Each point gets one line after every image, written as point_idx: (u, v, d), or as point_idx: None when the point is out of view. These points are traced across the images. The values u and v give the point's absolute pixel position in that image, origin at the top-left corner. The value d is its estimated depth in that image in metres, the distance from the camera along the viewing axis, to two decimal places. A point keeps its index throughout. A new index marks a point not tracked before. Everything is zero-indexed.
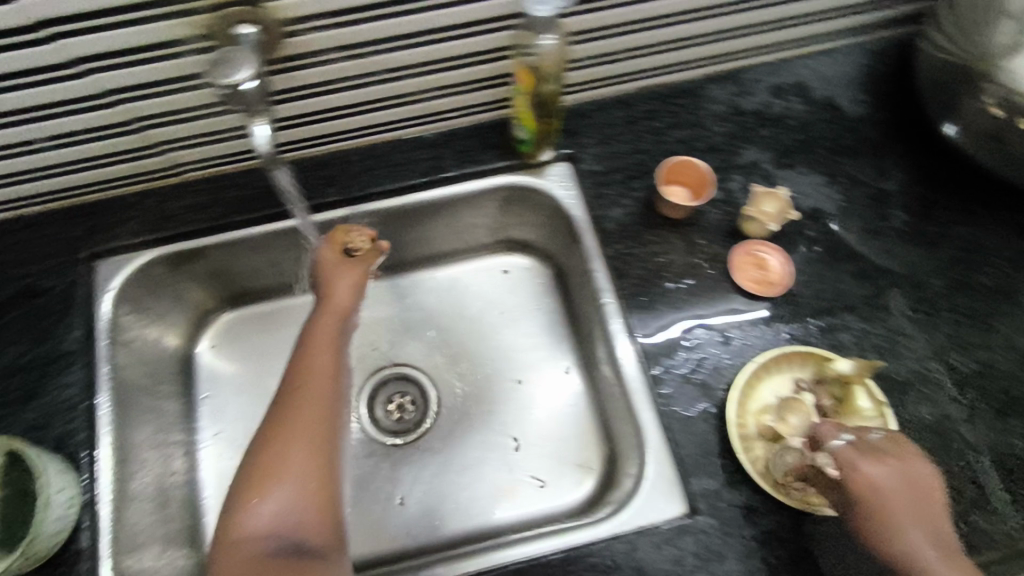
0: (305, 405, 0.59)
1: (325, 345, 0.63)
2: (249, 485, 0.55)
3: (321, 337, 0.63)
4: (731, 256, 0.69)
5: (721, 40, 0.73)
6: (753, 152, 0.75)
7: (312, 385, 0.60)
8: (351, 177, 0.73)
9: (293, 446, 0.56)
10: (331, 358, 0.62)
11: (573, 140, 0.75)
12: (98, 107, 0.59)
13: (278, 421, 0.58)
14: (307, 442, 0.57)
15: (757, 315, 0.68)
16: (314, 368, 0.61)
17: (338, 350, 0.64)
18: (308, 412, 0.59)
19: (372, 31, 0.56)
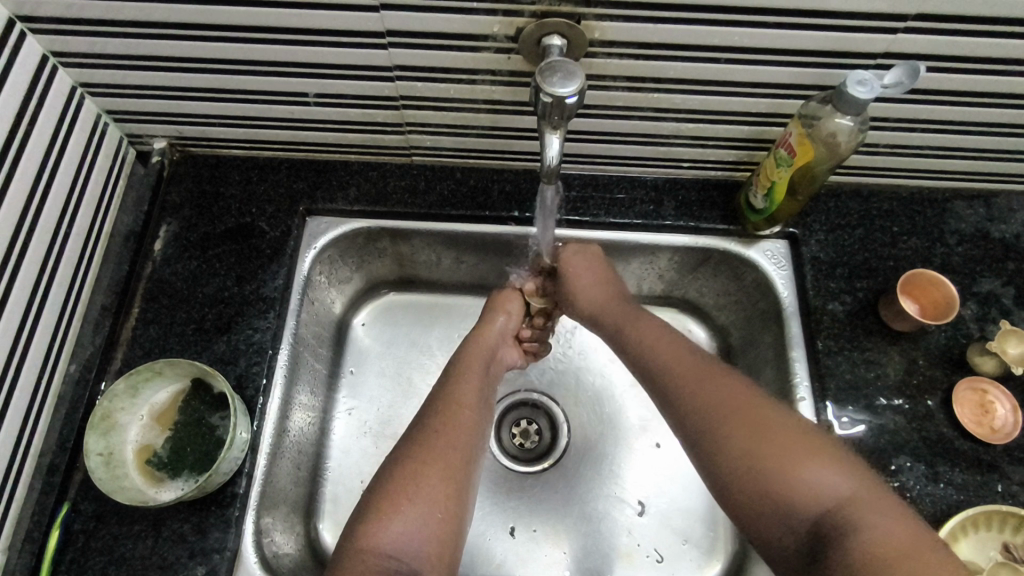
0: (446, 431, 0.60)
1: (473, 379, 0.65)
2: (385, 499, 0.55)
3: (469, 370, 0.66)
4: (955, 386, 0.63)
5: (990, 159, 0.68)
6: (994, 282, 0.69)
7: (460, 416, 0.62)
8: (568, 200, 0.72)
9: (433, 469, 0.57)
10: (474, 391, 0.64)
11: (800, 221, 0.71)
12: (379, 79, 0.61)
13: (421, 442, 0.59)
14: (446, 468, 0.58)
15: (972, 459, 0.61)
16: (461, 401, 0.63)
17: (482, 386, 0.66)
18: (450, 438, 0.60)
19: (666, 69, 0.56)
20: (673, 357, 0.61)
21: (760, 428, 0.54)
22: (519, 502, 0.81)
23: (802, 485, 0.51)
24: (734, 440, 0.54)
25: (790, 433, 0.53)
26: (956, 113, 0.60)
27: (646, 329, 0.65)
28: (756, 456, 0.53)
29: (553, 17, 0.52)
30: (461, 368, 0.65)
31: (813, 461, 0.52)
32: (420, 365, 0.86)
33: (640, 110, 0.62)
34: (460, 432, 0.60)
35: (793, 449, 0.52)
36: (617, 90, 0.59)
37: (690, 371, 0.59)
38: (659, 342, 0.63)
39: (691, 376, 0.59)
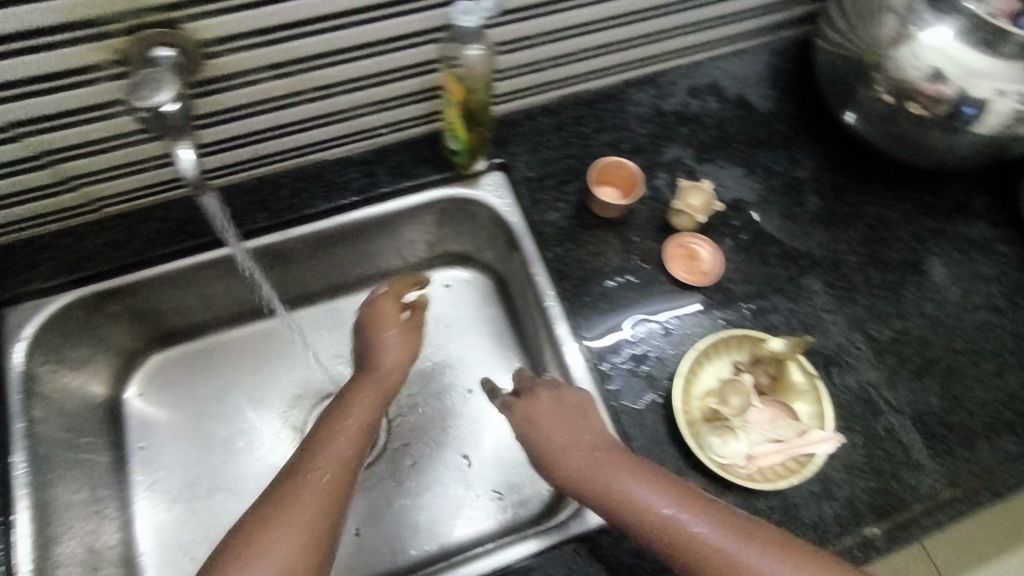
0: (299, 493, 0.51)
1: (358, 420, 0.58)
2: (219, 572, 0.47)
3: (358, 411, 0.59)
4: (664, 248, 0.72)
5: (639, 45, 0.76)
6: (676, 149, 0.78)
7: (337, 470, 0.54)
8: (284, 201, 0.72)
9: (297, 522, 0.50)
10: (357, 427, 0.58)
11: (504, 150, 0.76)
12: (6, 142, 0.56)
13: (278, 498, 0.51)
14: (302, 530, 0.50)
15: (693, 306, 0.70)
16: (351, 442, 0.56)
17: (366, 429, 0.59)
18: (304, 497, 0.51)
19: (298, 48, 0.56)
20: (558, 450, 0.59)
21: (657, 492, 0.55)
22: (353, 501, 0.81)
23: (757, 557, 0.51)
24: (718, 563, 0.51)
25: (768, 538, 0.52)
26: (581, 14, 0.67)
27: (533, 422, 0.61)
28: (744, 560, 0.51)
29: (149, 29, 0.50)
30: (346, 408, 0.59)
31: (780, 555, 0.51)
32: (215, 413, 0.83)
33: (301, 94, 0.62)
34: (336, 481, 0.53)
35: (647, 495, 0.55)
36: (264, 80, 0.59)
37: (587, 437, 0.59)
38: (554, 409, 0.60)
39: (547, 420, 0.60)
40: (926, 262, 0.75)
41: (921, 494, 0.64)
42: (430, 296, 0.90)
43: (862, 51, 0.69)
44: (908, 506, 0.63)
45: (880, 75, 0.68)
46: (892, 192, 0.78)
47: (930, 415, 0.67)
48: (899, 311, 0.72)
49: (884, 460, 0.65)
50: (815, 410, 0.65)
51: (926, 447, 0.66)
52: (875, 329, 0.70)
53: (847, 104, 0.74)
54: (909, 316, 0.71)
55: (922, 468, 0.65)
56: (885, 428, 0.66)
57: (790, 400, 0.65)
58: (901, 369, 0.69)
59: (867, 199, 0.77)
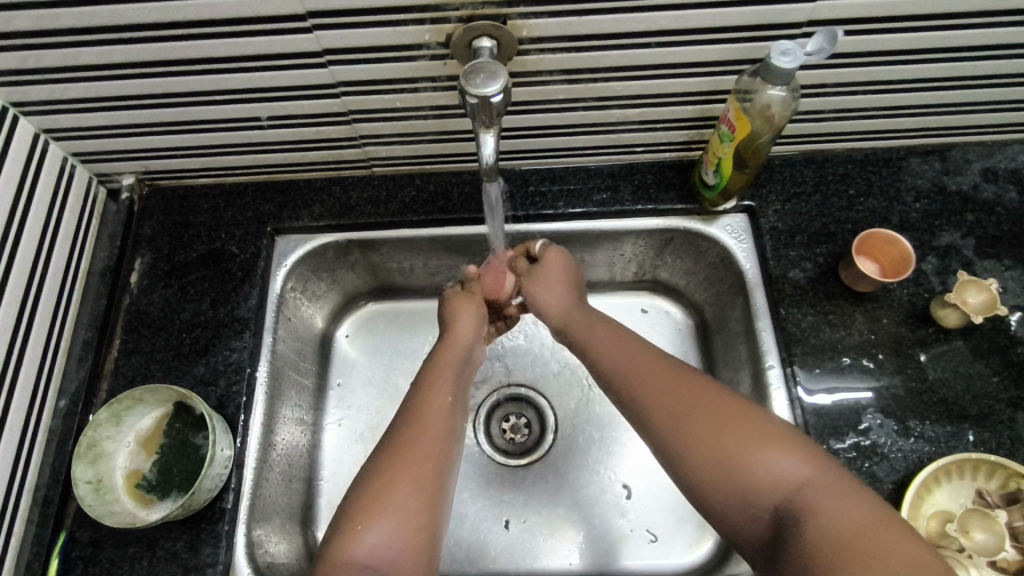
0: (416, 437, 0.60)
1: (448, 380, 0.66)
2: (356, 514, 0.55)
3: (442, 372, 0.67)
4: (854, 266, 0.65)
5: (942, 114, 0.69)
6: (953, 235, 0.69)
7: (433, 413, 0.62)
8: (528, 196, 0.74)
9: (399, 487, 0.57)
10: (449, 389, 0.65)
11: (755, 193, 0.72)
12: (326, 96, 0.63)
13: (403, 435, 0.60)
14: (418, 465, 0.58)
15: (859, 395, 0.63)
16: (431, 413, 0.62)
17: (456, 385, 0.66)
18: (429, 452, 0.60)
19: (601, 58, 0.58)
20: (642, 368, 0.60)
21: (682, 393, 0.56)
22: (513, 495, 0.82)
23: (739, 443, 0.52)
24: (739, 448, 0.52)
25: (758, 425, 0.53)
26: (891, 72, 0.61)
27: (463, 368, 0.68)
28: (775, 465, 0.51)
29: (480, 19, 0.54)
30: (436, 373, 0.66)
31: (750, 438, 0.52)
32: (405, 371, 0.88)
33: (580, 101, 0.64)
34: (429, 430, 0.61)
35: (789, 459, 0.51)
36: (555, 84, 0.61)
37: (630, 360, 0.61)
38: (618, 358, 0.62)
39: (611, 345, 0.64)
40: None
41: None
42: (625, 317, 0.86)
43: None
44: None
45: None
46: None
47: None
48: None
49: None
50: None
51: None
52: None
53: None
54: None
55: None
56: None
57: None
58: None
59: None
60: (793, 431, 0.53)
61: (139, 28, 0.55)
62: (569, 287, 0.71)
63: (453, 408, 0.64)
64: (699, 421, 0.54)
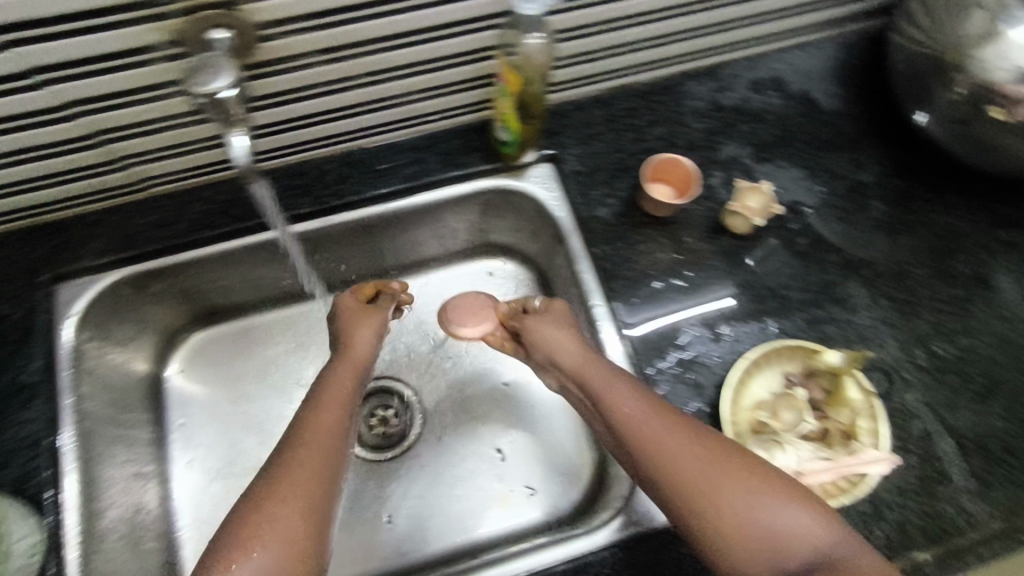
0: (299, 465, 0.51)
1: (339, 400, 0.59)
2: (226, 549, 0.46)
3: (341, 388, 0.60)
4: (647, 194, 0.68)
5: (701, 36, 0.73)
6: (732, 147, 0.74)
7: (324, 438, 0.55)
8: (330, 187, 0.71)
9: (282, 515, 0.48)
10: (338, 412, 0.57)
11: (553, 141, 0.74)
12: (59, 121, 0.56)
13: (283, 463, 0.52)
14: (304, 488, 0.50)
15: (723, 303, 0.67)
16: (322, 435, 0.55)
17: (348, 407, 0.59)
18: (308, 475, 0.51)
19: (355, 32, 0.55)
20: (634, 419, 0.54)
21: (655, 419, 0.53)
22: (391, 487, 0.81)
23: (732, 478, 0.49)
24: (738, 492, 0.48)
25: (735, 458, 0.50)
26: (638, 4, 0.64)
27: (344, 389, 0.61)
28: (754, 506, 0.47)
29: (206, 9, 0.50)
30: (337, 393, 0.59)
31: (752, 486, 0.48)
32: (252, 392, 0.83)
33: (353, 79, 0.61)
34: (320, 478, 0.51)
35: (787, 507, 0.47)
36: (318, 66, 0.58)
37: (642, 409, 0.54)
38: (618, 405, 0.55)
39: (604, 385, 0.57)
40: (997, 278, 0.70)
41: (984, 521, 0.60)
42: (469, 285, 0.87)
43: (945, 50, 0.64)
44: (966, 533, 0.60)
45: (961, 75, 0.63)
46: (963, 200, 0.73)
47: (993, 440, 0.63)
48: (965, 328, 0.67)
49: (941, 485, 0.61)
50: (874, 427, 0.61)
51: (990, 474, 0.62)
52: (938, 345, 0.66)
53: (919, 105, 0.70)
54: (975, 333, 0.67)
55: (981, 494, 0.61)
56: (949, 451, 0.62)
57: (845, 416, 0.61)
58: (963, 390, 0.65)
59: (935, 207, 0.73)
60: (778, 471, 0.51)
61: None
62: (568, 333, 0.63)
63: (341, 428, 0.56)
64: (681, 461, 0.50)
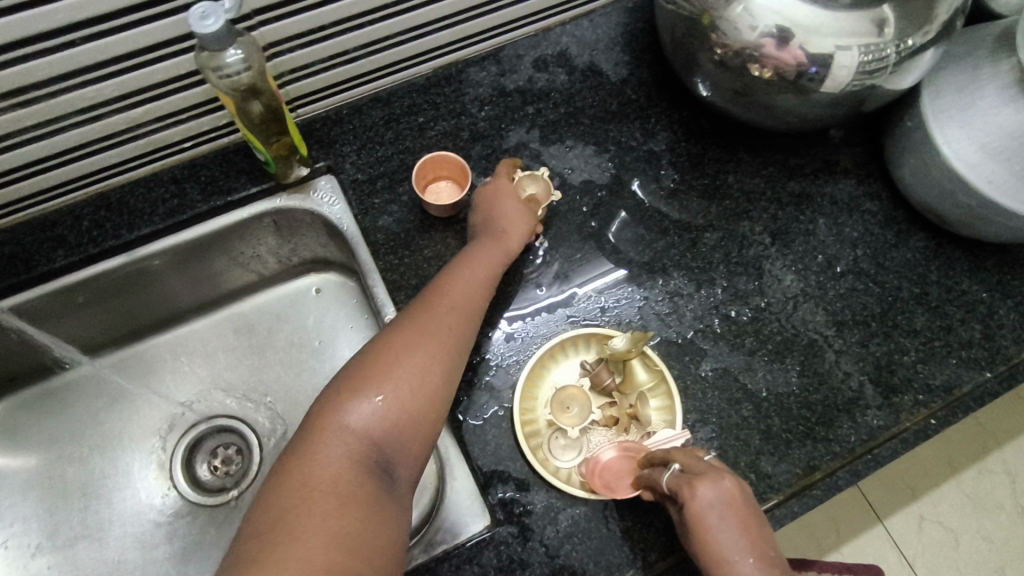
0: (404, 333, 0.53)
1: (483, 274, 0.60)
2: (358, 382, 0.49)
3: (473, 274, 0.59)
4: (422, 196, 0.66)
5: (467, 20, 0.70)
6: (520, 132, 0.71)
7: (434, 320, 0.54)
8: (88, 233, 0.65)
9: (407, 361, 0.51)
10: (486, 279, 0.60)
11: (330, 151, 0.70)
12: None
13: (415, 321, 0.54)
14: (433, 339, 0.53)
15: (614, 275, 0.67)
16: (461, 306, 0.56)
17: (493, 277, 0.60)
18: (442, 334, 0.54)
19: (30, 72, 0.51)
20: (715, 531, 0.46)
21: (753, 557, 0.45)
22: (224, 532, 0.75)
23: None
24: None
25: None
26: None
27: (472, 269, 0.60)
28: None
29: None
30: (468, 262, 0.60)
31: None
32: (68, 456, 0.76)
33: (56, 121, 0.56)
34: (433, 340, 0.53)
35: None
36: (8, 111, 0.53)
37: (717, 511, 0.47)
38: (468, 292, 0.58)
39: (740, 507, 0.47)
40: (791, 232, 0.70)
41: (784, 481, 0.61)
42: (297, 303, 0.84)
43: (697, 14, 0.62)
44: (766, 496, 0.60)
45: (716, 37, 0.61)
46: (755, 158, 0.73)
47: (789, 397, 0.63)
48: (759, 288, 0.67)
49: (742, 452, 0.61)
50: (666, 405, 0.61)
51: (790, 432, 0.62)
52: (733, 309, 0.66)
53: (695, 75, 0.67)
54: (769, 291, 0.67)
55: (781, 454, 0.61)
56: (747, 416, 0.62)
57: (634, 399, 0.61)
58: (759, 352, 0.65)
59: (727, 168, 0.72)
60: None
61: None
62: (502, 258, 0.62)
63: (469, 308, 0.57)
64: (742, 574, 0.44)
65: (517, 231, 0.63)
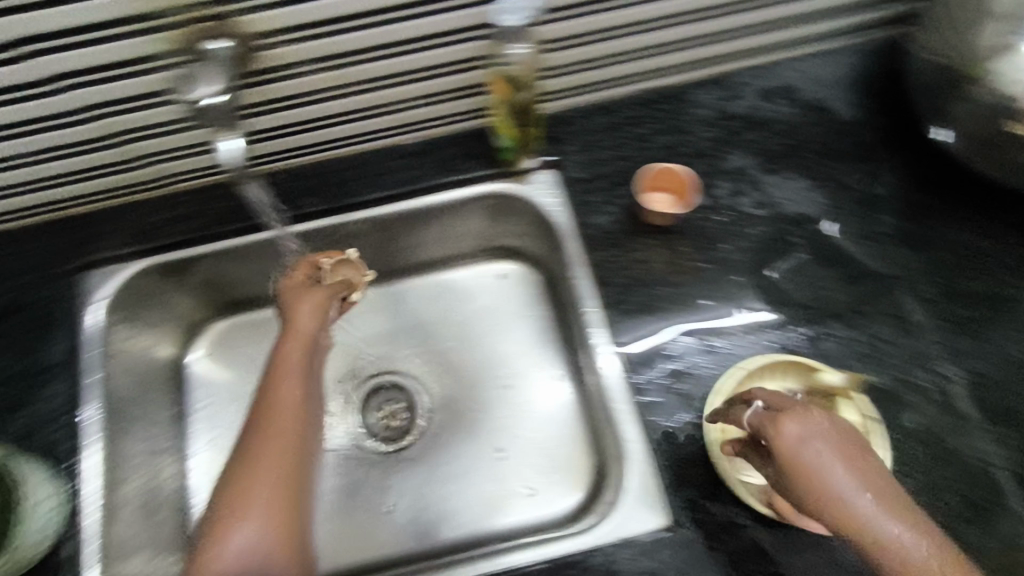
0: (261, 456, 0.59)
1: (294, 374, 0.63)
2: (223, 511, 0.57)
3: (285, 366, 0.64)
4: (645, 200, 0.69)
5: (707, 44, 0.72)
6: (739, 157, 0.73)
7: (275, 426, 0.60)
8: (337, 187, 0.74)
9: (258, 481, 0.58)
10: (297, 382, 0.63)
11: (555, 148, 0.75)
12: (79, 123, 0.62)
13: (249, 449, 0.59)
14: (274, 462, 0.59)
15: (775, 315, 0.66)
16: (278, 411, 0.61)
17: (307, 376, 0.65)
18: (279, 447, 0.60)
19: (346, 42, 0.59)
20: (832, 457, 0.45)
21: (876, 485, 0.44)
22: (389, 482, 0.84)
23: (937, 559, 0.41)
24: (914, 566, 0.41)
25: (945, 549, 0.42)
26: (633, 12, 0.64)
27: (283, 373, 0.63)
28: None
29: (198, 23, 0.54)
30: (276, 370, 0.64)
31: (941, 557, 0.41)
32: None
33: (347, 87, 0.64)
34: (274, 460, 0.59)
35: None
36: (313, 74, 0.61)
37: (800, 441, 0.46)
38: (287, 399, 0.62)
39: (850, 440, 0.46)
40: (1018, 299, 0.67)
41: (990, 553, 0.57)
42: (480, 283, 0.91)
43: (955, 62, 0.61)
44: None
45: (975, 88, 0.60)
46: (987, 218, 0.70)
47: (1000, 468, 0.60)
48: (976, 350, 0.65)
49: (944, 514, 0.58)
50: (870, 453, 0.59)
51: (998, 504, 0.59)
52: (945, 367, 0.64)
53: (935, 120, 0.67)
54: (986, 356, 0.64)
55: (988, 526, 0.58)
56: (952, 478, 0.60)
57: None
58: (971, 416, 0.62)
59: (953, 223, 0.70)
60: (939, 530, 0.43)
61: None
62: (303, 369, 0.64)
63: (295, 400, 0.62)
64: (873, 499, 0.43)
65: (310, 306, 0.68)
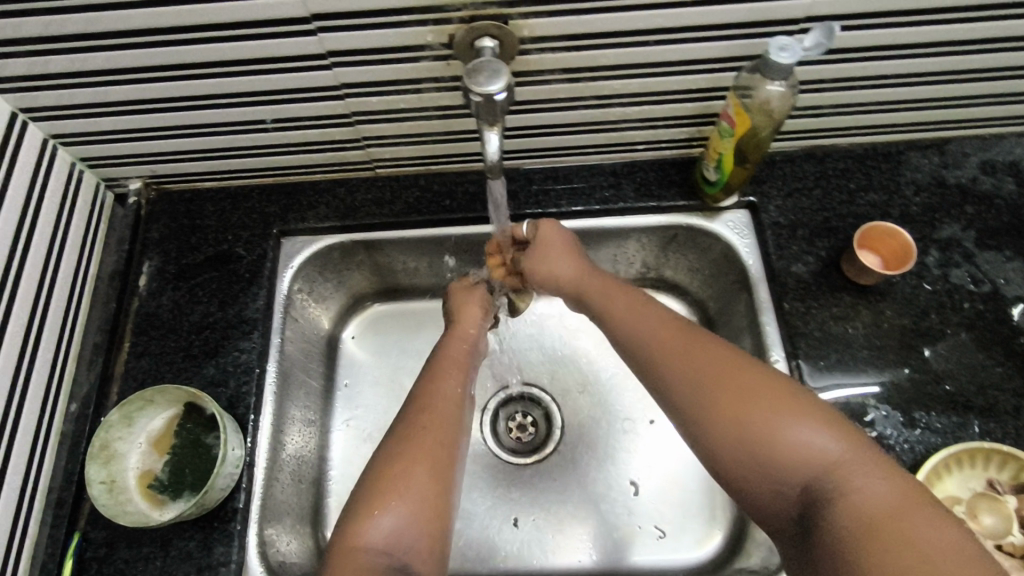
0: (424, 432, 0.59)
1: (456, 374, 0.65)
2: (373, 497, 0.54)
3: (450, 367, 0.66)
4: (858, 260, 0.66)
5: (940, 108, 0.69)
6: (955, 228, 0.70)
7: (437, 418, 0.60)
8: (532, 195, 0.74)
9: (416, 472, 0.56)
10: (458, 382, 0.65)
11: (757, 189, 0.73)
12: (327, 98, 0.64)
13: (406, 433, 0.59)
14: (433, 454, 0.58)
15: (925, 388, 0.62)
16: (441, 404, 0.62)
17: (464, 377, 0.66)
18: (435, 439, 0.59)
19: (601, 56, 0.59)
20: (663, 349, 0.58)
21: (716, 367, 0.54)
22: (518, 496, 0.82)
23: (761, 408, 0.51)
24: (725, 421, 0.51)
25: (777, 391, 0.51)
26: (885, 67, 0.63)
27: (453, 370, 0.65)
28: (805, 437, 0.49)
29: (483, 19, 0.55)
30: (442, 369, 0.65)
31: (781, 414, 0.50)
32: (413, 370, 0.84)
33: (581, 99, 0.65)
34: (434, 450, 0.58)
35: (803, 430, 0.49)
36: (557, 82, 0.62)
37: (663, 336, 0.58)
38: (450, 396, 0.63)
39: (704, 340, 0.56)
40: None
41: None
42: None
43: None
44: None
45: None
46: None
47: None
48: None
49: None
50: None
51: None
52: None
53: None
54: None
55: None
56: None
57: None
58: None
59: None
60: (818, 401, 0.52)
61: (127, 34, 0.56)
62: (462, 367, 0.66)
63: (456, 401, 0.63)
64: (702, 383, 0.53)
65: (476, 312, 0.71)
